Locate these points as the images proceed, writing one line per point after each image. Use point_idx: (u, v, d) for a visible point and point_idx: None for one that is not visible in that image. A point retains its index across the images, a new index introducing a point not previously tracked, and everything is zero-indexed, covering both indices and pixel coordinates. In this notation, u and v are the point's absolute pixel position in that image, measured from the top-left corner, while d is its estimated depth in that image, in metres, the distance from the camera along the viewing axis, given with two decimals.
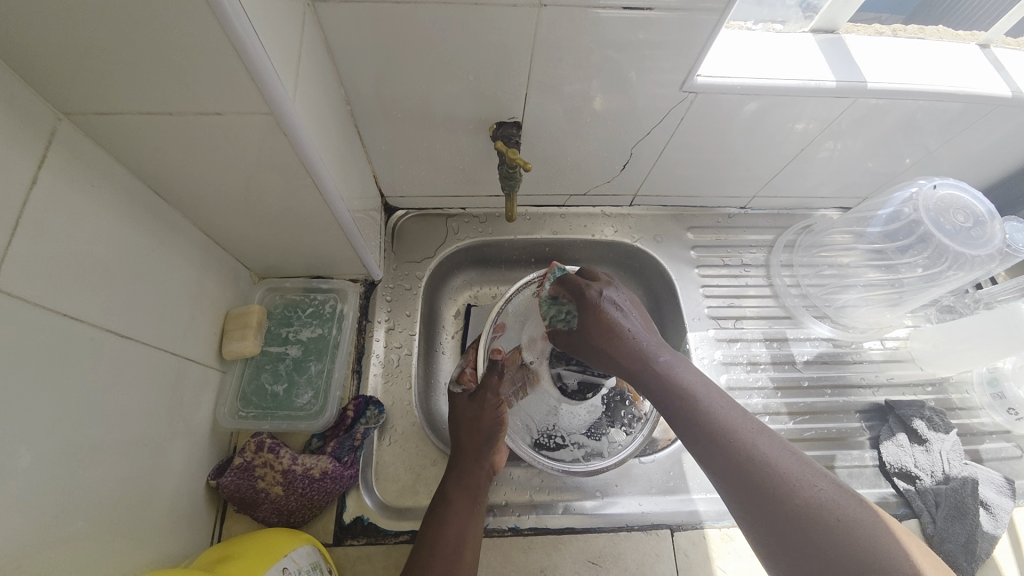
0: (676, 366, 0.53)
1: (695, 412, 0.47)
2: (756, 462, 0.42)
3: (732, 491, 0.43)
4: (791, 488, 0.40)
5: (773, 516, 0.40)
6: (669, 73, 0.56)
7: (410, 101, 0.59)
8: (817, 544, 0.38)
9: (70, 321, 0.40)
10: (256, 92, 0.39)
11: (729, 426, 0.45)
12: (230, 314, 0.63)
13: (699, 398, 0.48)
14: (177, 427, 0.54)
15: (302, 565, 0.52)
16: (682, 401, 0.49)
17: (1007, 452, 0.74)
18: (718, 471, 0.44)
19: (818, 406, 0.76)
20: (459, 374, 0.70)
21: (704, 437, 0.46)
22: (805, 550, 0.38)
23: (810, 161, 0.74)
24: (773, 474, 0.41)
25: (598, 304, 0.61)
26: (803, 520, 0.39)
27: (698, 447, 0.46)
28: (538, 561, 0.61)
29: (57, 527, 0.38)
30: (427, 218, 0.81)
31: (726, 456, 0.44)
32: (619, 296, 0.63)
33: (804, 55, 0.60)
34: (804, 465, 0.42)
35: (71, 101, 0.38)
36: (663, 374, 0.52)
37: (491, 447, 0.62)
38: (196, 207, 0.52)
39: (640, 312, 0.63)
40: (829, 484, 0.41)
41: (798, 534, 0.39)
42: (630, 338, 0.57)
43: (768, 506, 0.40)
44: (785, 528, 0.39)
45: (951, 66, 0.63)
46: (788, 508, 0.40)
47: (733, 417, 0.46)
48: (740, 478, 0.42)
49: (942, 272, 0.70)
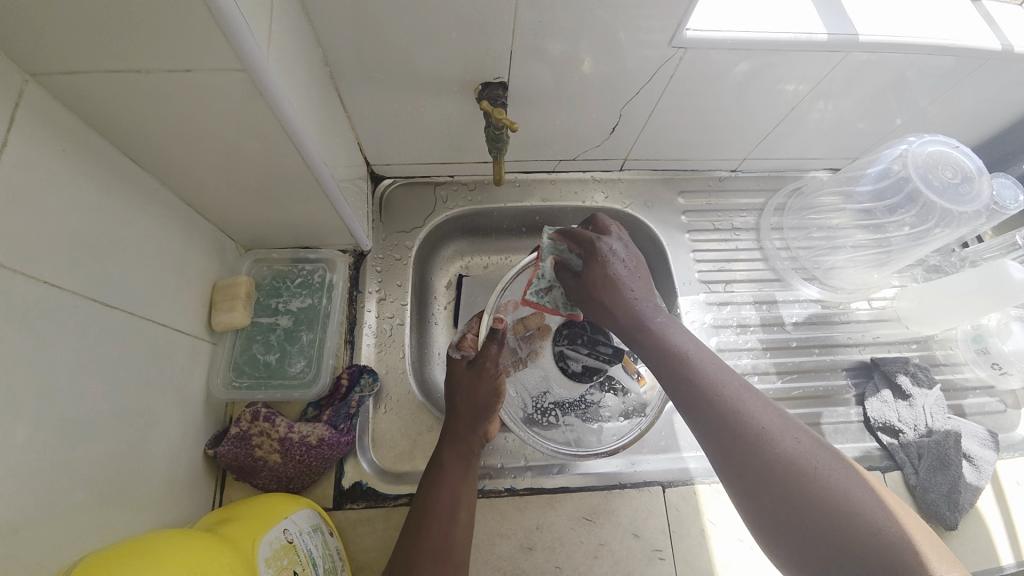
0: (669, 326, 0.54)
1: (681, 373, 0.48)
2: (740, 422, 0.43)
3: (716, 450, 0.44)
4: (773, 448, 0.42)
5: (756, 474, 0.41)
6: (657, 32, 0.54)
7: (392, 63, 0.57)
8: (798, 502, 0.39)
9: (53, 290, 0.40)
10: (229, 46, 0.37)
11: (715, 384, 0.46)
12: (218, 285, 0.62)
13: (688, 360, 0.49)
14: (170, 398, 0.54)
15: (302, 528, 0.53)
16: (672, 360, 0.50)
17: (989, 406, 0.76)
18: (703, 433, 0.45)
19: (806, 364, 0.78)
20: (460, 339, 0.69)
21: (690, 397, 0.47)
22: (787, 507, 0.39)
23: (800, 123, 0.73)
24: (756, 434, 0.42)
25: (605, 258, 0.58)
26: (785, 477, 0.40)
27: (685, 407, 0.47)
28: (533, 519, 0.62)
29: (55, 493, 0.39)
30: (415, 187, 0.80)
31: (712, 416, 0.45)
32: (620, 245, 0.61)
33: (796, 9, 0.59)
34: (783, 423, 0.44)
35: (38, 60, 0.37)
36: (657, 332, 0.53)
37: (486, 414, 0.62)
38: (176, 174, 0.51)
39: (642, 270, 0.61)
40: (808, 441, 0.42)
41: (781, 492, 0.40)
42: (630, 299, 0.57)
43: (747, 461, 0.42)
44: (768, 488, 0.40)
45: (943, 19, 0.62)
46: (772, 467, 0.41)
47: (720, 375, 0.47)
48: (723, 440, 0.43)
49: (929, 230, 0.71)
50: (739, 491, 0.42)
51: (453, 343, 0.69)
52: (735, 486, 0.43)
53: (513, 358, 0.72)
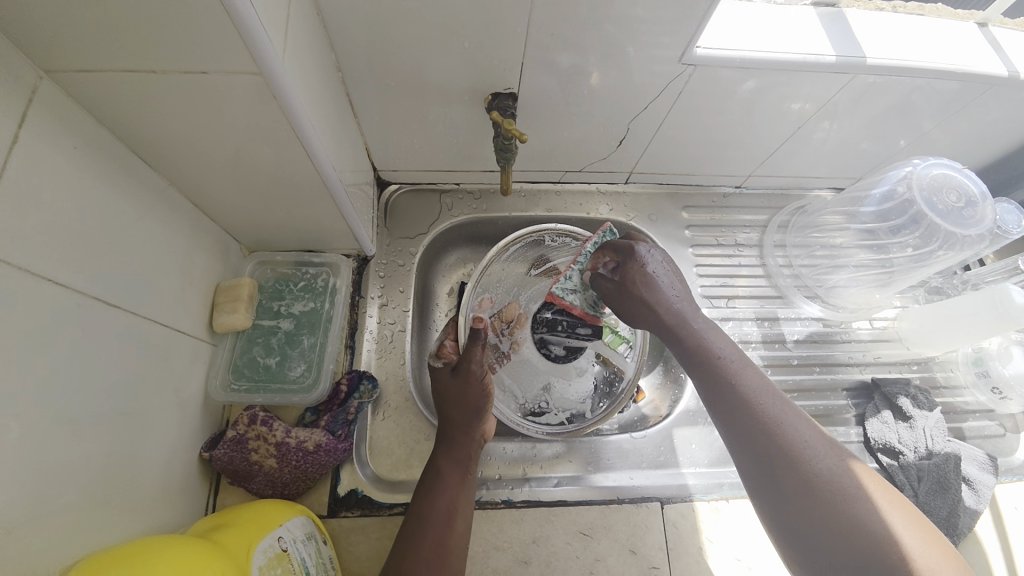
0: (710, 331, 0.56)
1: (724, 378, 0.51)
2: (776, 434, 0.47)
3: (746, 458, 0.48)
4: (804, 462, 0.46)
5: (794, 489, 0.45)
6: (667, 47, 0.55)
7: (403, 70, 0.57)
8: (819, 514, 0.43)
9: (55, 287, 0.40)
10: (244, 49, 0.37)
11: (757, 396, 0.50)
12: (220, 286, 0.62)
13: (731, 371, 0.52)
14: (168, 400, 0.53)
15: (297, 535, 0.52)
16: (713, 366, 0.53)
17: (988, 430, 0.76)
18: (738, 441, 0.49)
19: (806, 383, 0.78)
20: (438, 349, 0.67)
21: (730, 407, 0.50)
22: (811, 517, 0.44)
23: (805, 142, 0.73)
24: (790, 447, 0.46)
25: (642, 261, 0.58)
26: (810, 491, 0.44)
27: (722, 412, 0.51)
28: (530, 532, 0.62)
29: (49, 494, 0.38)
30: (420, 193, 0.80)
31: (750, 427, 0.48)
32: (656, 251, 0.60)
33: (805, 30, 0.59)
34: (816, 439, 0.47)
35: (54, 58, 0.37)
36: (696, 335, 0.55)
37: (480, 418, 0.61)
38: (184, 174, 0.51)
39: (678, 273, 0.61)
40: (836, 460, 0.46)
41: (805, 504, 0.44)
42: (670, 302, 0.57)
43: (785, 480, 0.45)
44: (794, 498, 0.45)
45: (949, 44, 0.62)
46: (800, 479, 0.45)
47: (765, 390, 0.50)
48: (757, 449, 0.47)
49: (931, 252, 0.71)
50: (764, 497, 0.47)
51: (432, 353, 0.67)
52: (759, 492, 0.47)
53: (496, 353, 0.70)
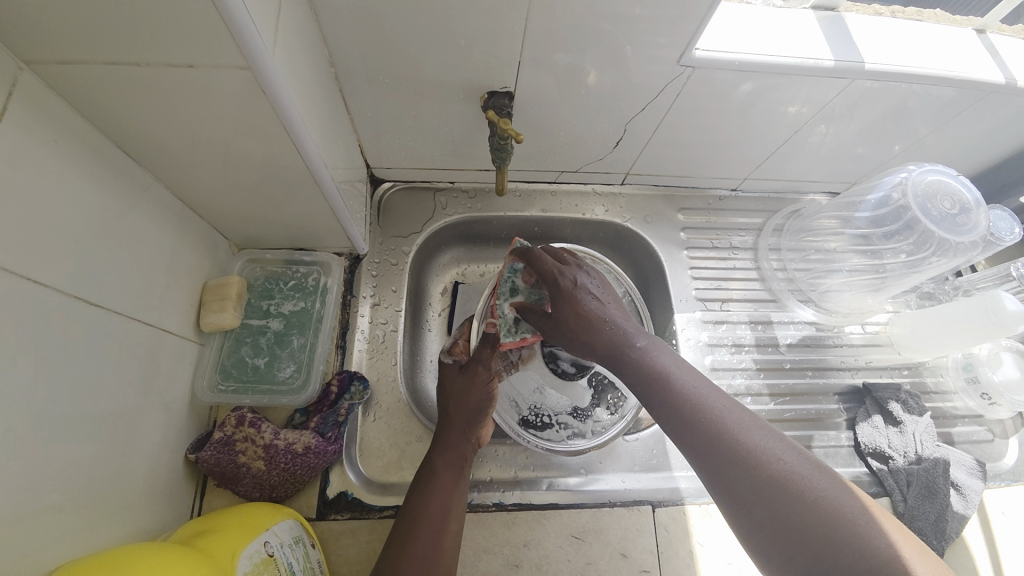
0: (651, 349, 0.53)
1: (669, 389, 0.49)
2: (730, 440, 0.43)
3: (708, 474, 0.44)
4: (765, 465, 0.41)
5: (757, 504, 0.40)
6: (664, 48, 0.54)
7: (397, 66, 0.56)
8: (793, 522, 0.39)
9: (35, 286, 0.38)
10: (231, 43, 0.36)
11: (702, 400, 0.47)
12: (209, 285, 0.61)
13: (674, 379, 0.49)
14: (153, 400, 0.52)
15: (284, 539, 0.52)
16: (659, 376, 0.50)
17: (977, 435, 0.76)
18: (696, 455, 0.45)
19: (799, 387, 0.78)
20: (451, 345, 0.68)
21: (678, 420, 0.47)
22: (778, 529, 0.39)
23: (801, 145, 0.73)
24: (748, 452, 0.42)
25: (573, 293, 0.57)
26: (776, 497, 0.40)
27: (674, 426, 0.47)
28: (521, 536, 0.61)
29: (28, 499, 0.37)
30: (414, 191, 0.79)
31: (698, 437, 0.45)
32: (590, 278, 0.60)
33: (804, 33, 0.59)
34: (773, 440, 0.43)
35: (33, 48, 0.35)
36: (638, 353, 0.53)
37: (479, 419, 0.62)
38: (170, 170, 0.50)
39: (612, 295, 0.61)
40: (796, 457, 0.42)
41: (775, 513, 0.39)
42: (607, 326, 0.56)
43: (743, 491, 0.41)
44: (764, 511, 0.40)
45: (947, 50, 0.62)
46: (766, 487, 0.40)
47: (708, 394, 0.48)
48: (714, 461, 0.43)
49: (925, 258, 0.72)
50: (733, 514, 0.42)
51: (444, 349, 0.67)
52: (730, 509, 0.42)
53: (505, 363, 0.70)
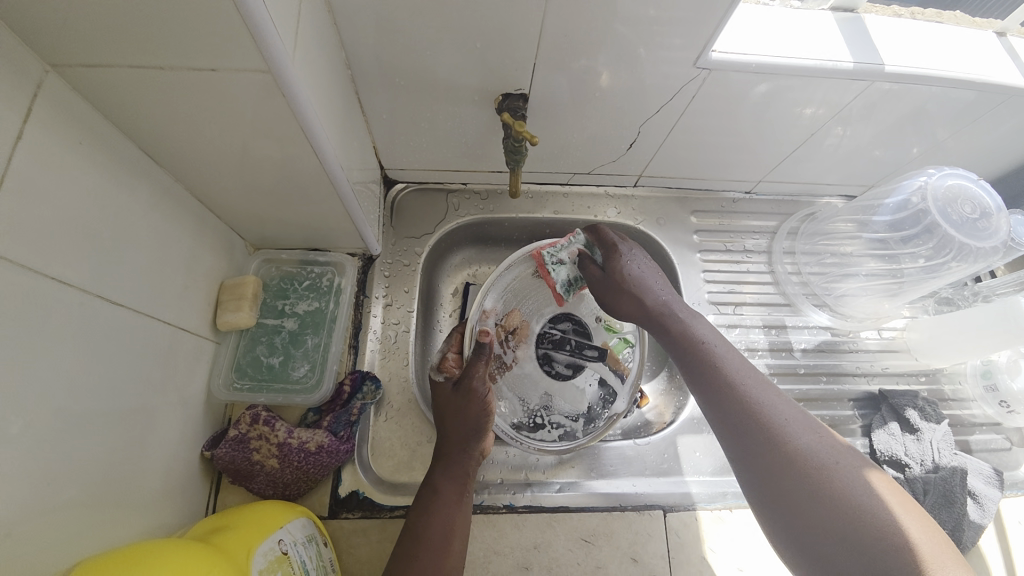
0: (694, 320, 0.57)
1: (704, 359, 0.52)
2: (757, 408, 0.47)
3: (729, 434, 0.47)
4: (787, 435, 0.45)
5: (776, 469, 0.44)
6: (679, 49, 0.54)
7: (413, 68, 0.56)
8: (805, 485, 0.42)
9: (58, 285, 0.39)
10: (253, 47, 0.36)
11: (735, 375, 0.49)
12: (225, 284, 0.62)
13: (711, 351, 0.52)
14: (170, 398, 0.53)
15: (297, 538, 0.52)
16: (697, 347, 0.53)
17: (995, 443, 0.75)
18: (720, 417, 0.48)
19: (812, 393, 0.77)
20: (441, 360, 0.64)
21: (711, 385, 0.50)
22: (794, 492, 0.43)
23: (817, 148, 0.72)
24: (773, 422, 0.46)
25: (622, 262, 0.61)
26: (794, 462, 0.44)
27: (702, 393, 0.51)
28: (531, 538, 0.61)
29: (49, 494, 0.38)
30: (427, 193, 0.80)
31: (728, 404, 0.48)
32: (639, 254, 0.63)
33: (822, 34, 0.58)
34: (800, 417, 0.47)
35: (61, 52, 0.36)
36: (681, 326, 0.56)
37: (481, 435, 0.59)
38: (191, 171, 0.50)
39: (659, 271, 0.63)
40: (818, 434, 0.45)
41: (791, 475, 0.43)
42: (656, 294, 0.60)
43: (765, 456, 0.45)
44: (777, 473, 0.44)
45: (968, 53, 0.61)
46: (785, 451, 0.44)
47: (743, 369, 0.50)
48: (737, 423, 0.47)
49: (944, 263, 0.70)
50: (745, 476, 0.46)
51: (434, 364, 0.64)
52: (744, 467, 0.46)
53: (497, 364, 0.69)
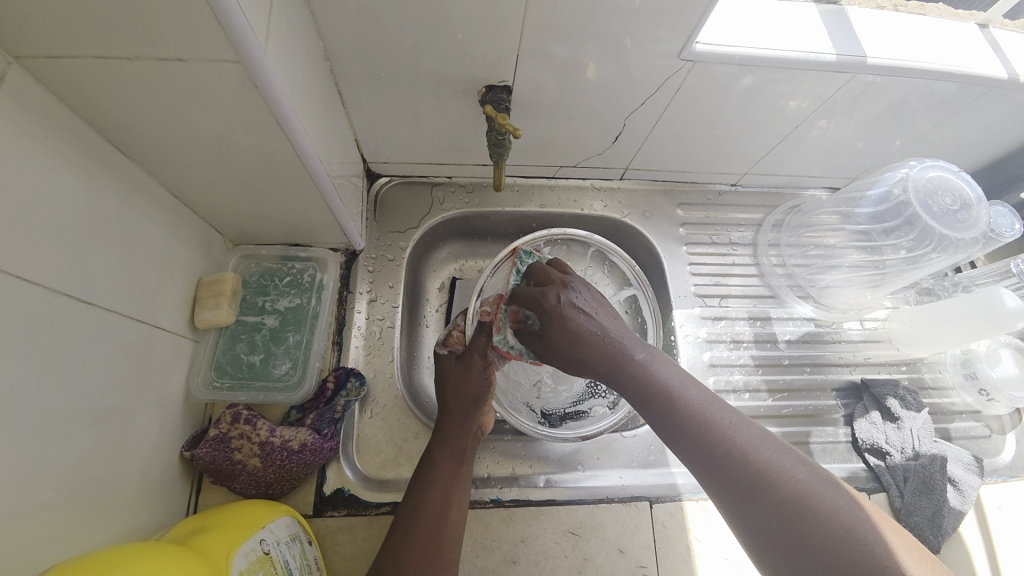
0: (652, 362, 0.51)
1: (674, 409, 0.47)
2: (745, 462, 0.42)
3: (715, 488, 0.43)
4: (782, 486, 0.40)
5: (771, 525, 0.40)
6: (665, 41, 0.53)
7: (393, 59, 0.55)
8: (813, 547, 0.38)
9: (24, 284, 0.38)
10: (222, 36, 0.35)
11: (712, 419, 0.46)
12: (203, 281, 0.60)
13: (677, 396, 0.48)
14: (147, 398, 0.52)
15: (281, 537, 0.51)
16: (663, 393, 0.49)
17: (974, 431, 0.77)
18: (704, 475, 0.44)
19: (797, 384, 0.78)
20: (445, 337, 0.68)
21: (687, 436, 0.46)
22: (790, 549, 0.38)
23: (801, 140, 0.73)
24: (758, 468, 0.42)
25: (562, 312, 0.54)
26: (795, 522, 0.39)
27: (679, 445, 0.46)
28: (519, 532, 0.61)
29: (20, 499, 0.37)
30: (411, 186, 0.78)
31: (708, 455, 0.44)
32: (582, 294, 0.57)
33: (806, 26, 0.58)
34: (790, 458, 0.42)
35: (19, 42, 0.34)
36: (642, 369, 0.51)
37: (478, 406, 0.61)
38: (164, 166, 0.49)
39: (606, 306, 0.57)
40: (810, 473, 0.42)
41: (794, 538, 0.38)
42: (601, 341, 0.53)
43: (756, 510, 0.41)
44: (774, 531, 0.39)
45: (949, 45, 0.61)
46: (776, 511, 0.40)
47: (716, 412, 0.46)
48: (726, 481, 0.42)
49: (925, 255, 0.71)
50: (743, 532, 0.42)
51: (439, 341, 0.68)
52: (743, 530, 0.41)
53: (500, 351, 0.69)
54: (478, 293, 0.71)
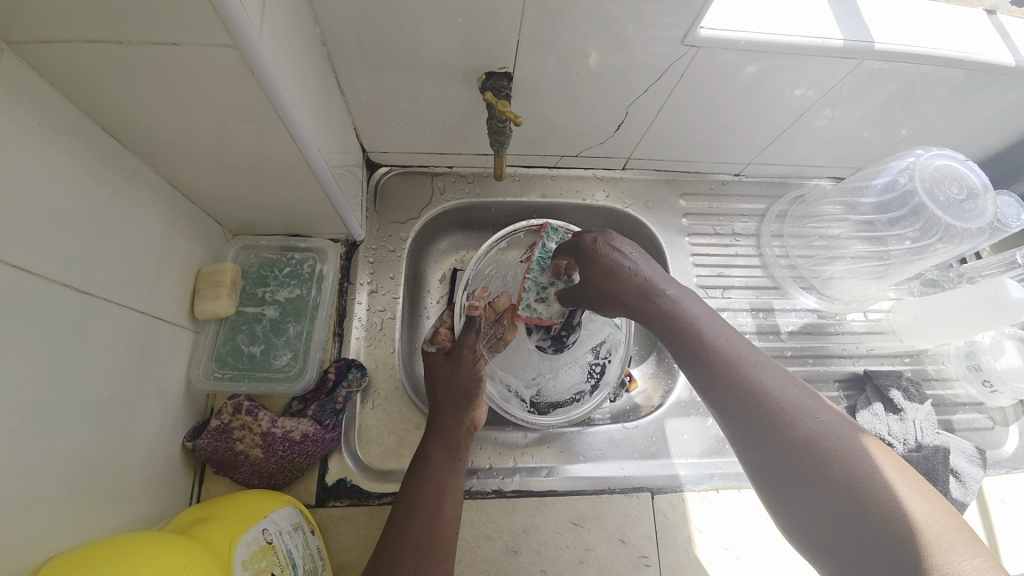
0: (682, 298, 0.55)
1: (701, 344, 0.51)
2: (765, 397, 0.46)
3: (731, 419, 0.47)
4: (797, 425, 0.44)
5: (788, 456, 0.43)
6: (668, 28, 0.52)
7: (392, 46, 0.54)
8: (823, 478, 0.41)
9: (22, 274, 0.37)
10: (216, 20, 0.35)
11: (735, 358, 0.49)
12: (202, 272, 0.60)
13: (703, 331, 0.51)
14: (148, 389, 0.52)
15: (283, 527, 0.52)
16: (691, 330, 0.52)
17: (978, 422, 0.76)
18: (721, 408, 0.48)
19: (799, 374, 0.77)
20: (433, 334, 0.67)
21: (709, 370, 0.49)
22: (801, 477, 0.42)
23: (806, 129, 0.72)
24: (775, 404, 0.45)
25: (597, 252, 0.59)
26: (809, 453, 0.42)
27: (700, 378, 0.50)
28: (520, 522, 0.62)
29: (23, 489, 0.37)
30: (411, 176, 0.78)
31: (728, 389, 0.47)
32: (619, 240, 0.61)
33: (812, 11, 0.57)
34: (813, 399, 0.45)
35: (11, 26, 0.34)
36: (671, 304, 0.54)
37: (469, 400, 0.60)
38: (162, 155, 0.49)
39: (642, 252, 0.61)
40: (828, 415, 0.44)
41: (807, 467, 0.42)
42: (632, 279, 0.57)
43: (772, 442, 0.44)
44: (785, 460, 0.43)
45: (957, 31, 0.60)
46: (790, 443, 0.43)
47: (741, 350, 0.49)
48: (744, 415, 0.46)
49: (930, 245, 0.71)
50: (753, 462, 0.45)
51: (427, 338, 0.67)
52: (754, 462, 0.45)
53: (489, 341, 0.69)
54: (466, 286, 0.70)
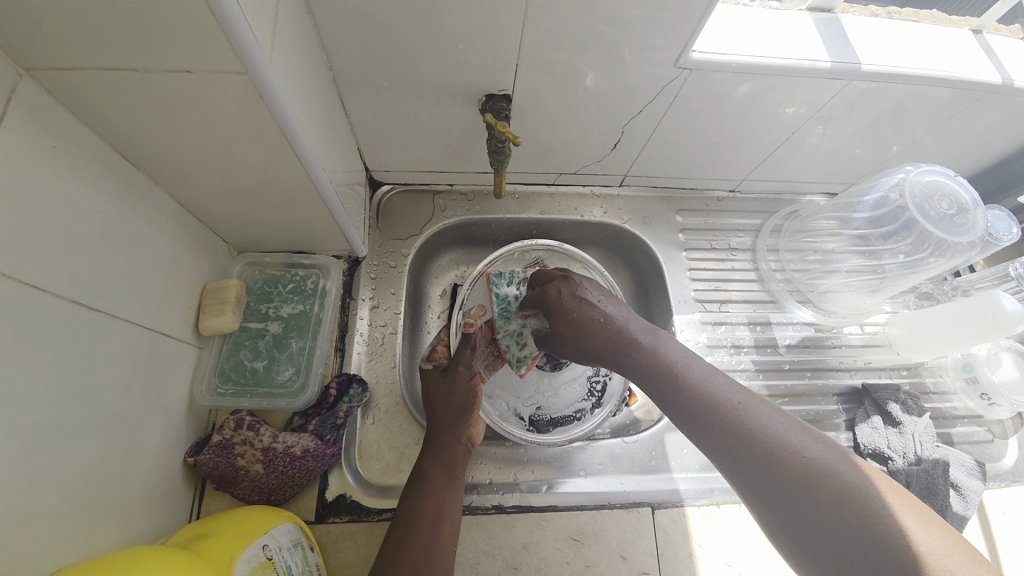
0: (659, 340, 0.55)
1: (688, 392, 0.51)
2: (757, 442, 0.45)
3: (733, 471, 0.47)
4: (793, 466, 0.43)
5: (792, 501, 0.42)
6: (662, 50, 0.54)
7: (396, 69, 0.56)
8: (830, 523, 0.40)
9: (33, 291, 0.38)
10: (229, 49, 0.36)
11: (722, 404, 0.49)
12: (207, 288, 0.61)
13: (686, 377, 0.52)
14: (152, 404, 0.52)
15: (283, 543, 0.52)
16: (673, 377, 0.52)
17: (977, 435, 0.76)
18: (722, 459, 0.48)
19: (798, 388, 0.78)
20: (430, 352, 0.67)
21: (701, 422, 0.49)
22: (808, 524, 0.41)
23: (798, 147, 0.73)
24: (769, 447, 0.45)
25: (567, 309, 0.58)
26: (810, 495, 0.42)
27: (695, 433, 0.50)
28: (521, 538, 0.61)
29: (27, 504, 0.37)
30: (413, 194, 0.79)
31: (723, 437, 0.47)
32: (586, 285, 0.61)
33: (801, 34, 0.59)
34: (801, 435, 0.45)
35: (33, 54, 0.35)
36: (649, 350, 0.55)
37: (467, 417, 0.60)
38: (170, 175, 0.50)
39: (610, 293, 0.61)
40: (820, 449, 0.44)
41: (807, 502, 0.42)
42: (605, 329, 0.57)
43: (775, 488, 0.43)
44: (790, 506, 0.42)
45: (943, 52, 0.62)
46: (792, 489, 0.43)
47: (725, 392, 0.50)
48: (743, 464, 0.46)
49: (923, 259, 0.72)
50: (763, 514, 0.45)
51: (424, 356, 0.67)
52: (764, 513, 0.45)
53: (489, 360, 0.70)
54: (462, 305, 0.72)
